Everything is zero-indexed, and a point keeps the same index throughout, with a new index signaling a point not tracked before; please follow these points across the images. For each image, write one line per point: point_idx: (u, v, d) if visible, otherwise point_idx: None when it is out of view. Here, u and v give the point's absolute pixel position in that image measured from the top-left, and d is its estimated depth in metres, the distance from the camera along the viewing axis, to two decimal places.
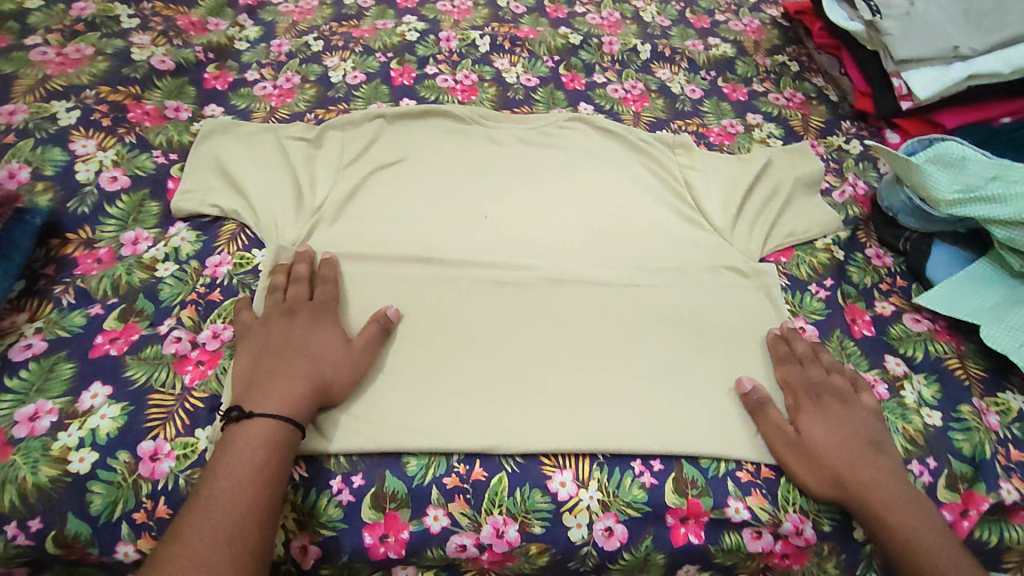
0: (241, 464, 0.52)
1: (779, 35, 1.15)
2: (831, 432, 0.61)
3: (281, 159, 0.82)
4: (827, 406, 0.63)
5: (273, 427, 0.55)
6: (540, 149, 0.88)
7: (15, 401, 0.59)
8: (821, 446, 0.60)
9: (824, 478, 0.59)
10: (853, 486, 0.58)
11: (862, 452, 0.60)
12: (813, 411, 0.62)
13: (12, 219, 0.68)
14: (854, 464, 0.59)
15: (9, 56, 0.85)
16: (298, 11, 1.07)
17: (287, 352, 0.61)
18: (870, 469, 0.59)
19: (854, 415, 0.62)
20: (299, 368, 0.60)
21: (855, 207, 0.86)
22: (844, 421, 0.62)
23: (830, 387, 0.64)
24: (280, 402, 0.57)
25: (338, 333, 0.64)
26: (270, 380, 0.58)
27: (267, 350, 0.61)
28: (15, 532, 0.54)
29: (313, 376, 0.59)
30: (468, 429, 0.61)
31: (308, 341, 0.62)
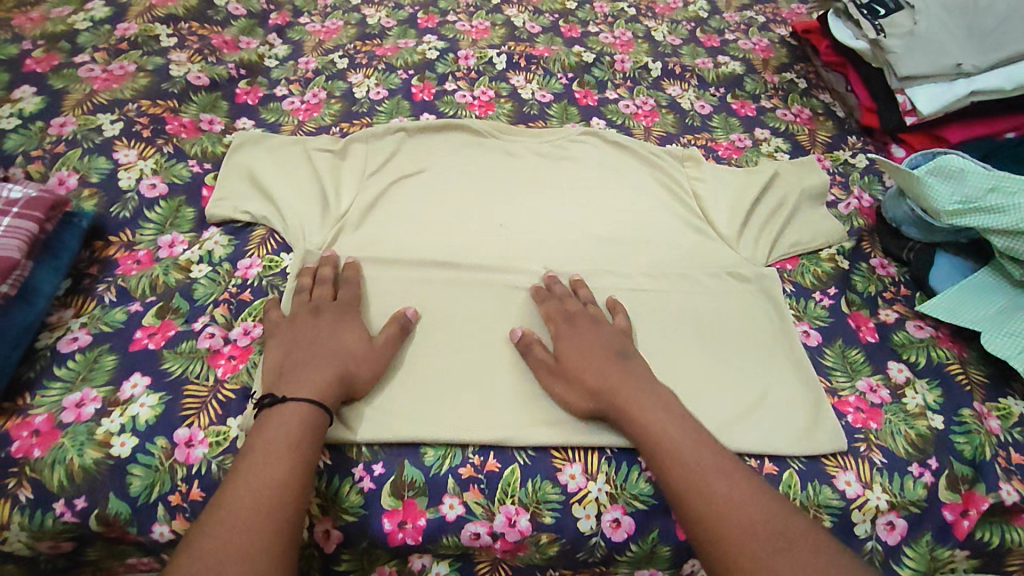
0: (275, 440, 0.56)
1: (788, 53, 1.19)
2: (580, 350, 0.66)
3: (308, 169, 0.86)
4: (571, 334, 0.68)
5: (306, 409, 0.58)
6: (553, 161, 0.92)
7: (63, 388, 0.63)
8: (569, 363, 0.65)
9: (580, 391, 0.64)
10: (598, 395, 0.62)
11: (587, 366, 0.64)
12: (561, 338, 0.68)
13: (61, 221, 0.73)
14: (618, 375, 0.63)
15: (59, 72, 0.92)
16: (325, 30, 1.13)
17: (314, 345, 0.65)
18: (609, 380, 0.63)
19: (579, 337, 0.67)
20: (326, 360, 0.63)
21: (860, 219, 0.89)
22: (585, 344, 0.67)
23: (582, 314, 0.70)
24: (310, 389, 0.60)
25: (361, 330, 0.68)
26: (300, 369, 0.62)
27: (295, 344, 0.65)
28: (63, 509, 0.58)
29: (339, 368, 0.63)
30: (485, 421, 0.64)
31: (333, 336, 0.66)
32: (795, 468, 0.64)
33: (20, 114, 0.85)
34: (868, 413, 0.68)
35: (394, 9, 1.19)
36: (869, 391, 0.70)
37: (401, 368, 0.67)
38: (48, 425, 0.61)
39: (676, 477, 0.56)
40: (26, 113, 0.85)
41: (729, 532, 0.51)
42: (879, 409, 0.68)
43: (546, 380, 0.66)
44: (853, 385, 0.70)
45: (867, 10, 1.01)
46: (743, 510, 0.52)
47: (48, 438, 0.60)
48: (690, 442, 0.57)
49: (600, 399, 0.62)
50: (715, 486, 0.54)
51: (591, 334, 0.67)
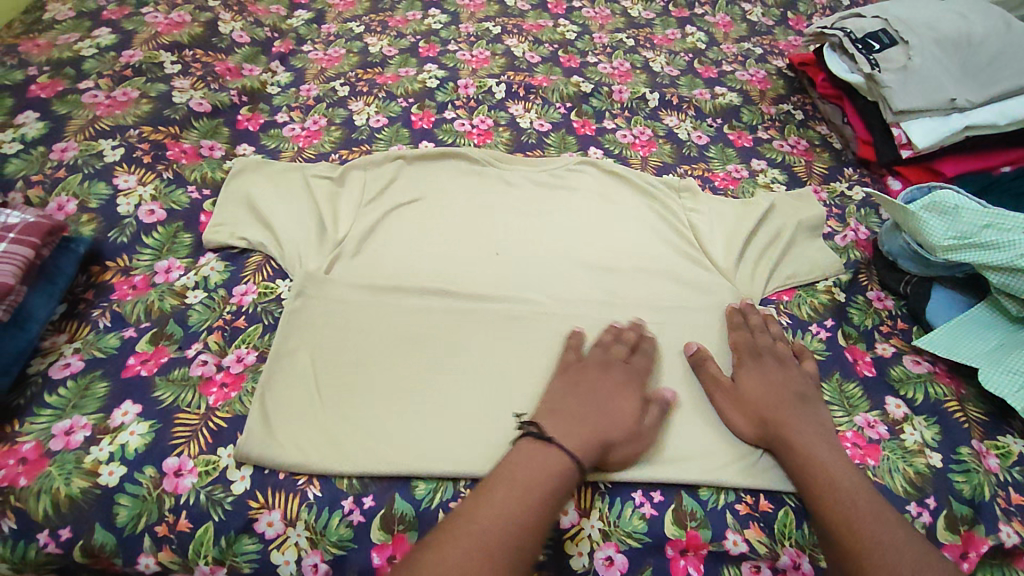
0: (539, 481, 0.56)
1: (785, 85, 1.20)
2: (763, 385, 0.68)
3: (307, 197, 0.87)
4: (756, 370, 0.70)
5: (560, 453, 0.58)
6: (551, 190, 0.92)
7: (53, 415, 0.63)
8: (750, 392, 0.68)
9: (749, 416, 0.67)
10: (770, 422, 0.65)
11: (786, 400, 0.67)
12: (745, 371, 0.70)
13: (59, 246, 0.73)
14: (794, 411, 0.65)
15: (63, 98, 0.93)
16: (327, 58, 1.15)
17: (596, 403, 0.64)
18: (779, 411, 0.65)
19: (787, 373, 0.70)
20: (591, 417, 0.62)
21: (856, 251, 0.89)
22: (780, 379, 0.69)
23: (771, 349, 0.72)
24: (575, 440, 0.60)
25: (637, 398, 0.66)
26: (569, 418, 0.62)
27: (589, 397, 0.64)
28: (46, 540, 0.57)
29: (600, 427, 0.62)
30: (475, 454, 0.64)
31: (610, 397, 0.65)
32: (791, 506, 0.63)
33: (23, 139, 0.86)
34: (866, 450, 0.67)
35: (396, 38, 1.21)
36: (867, 427, 0.69)
37: (395, 397, 0.67)
38: (36, 452, 0.60)
39: (830, 505, 0.58)
40: (29, 138, 0.86)
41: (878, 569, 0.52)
42: (877, 445, 0.67)
43: (722, 403, 0.68)
44: (850, 421, 0.69)
45: (861, 44, 1.02)
46: (905, 556, 0.53)
47: (36, 466, 0.59)
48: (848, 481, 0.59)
49: (767, 427, 0.65)
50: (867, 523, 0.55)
51: (784, 374, 0.69)
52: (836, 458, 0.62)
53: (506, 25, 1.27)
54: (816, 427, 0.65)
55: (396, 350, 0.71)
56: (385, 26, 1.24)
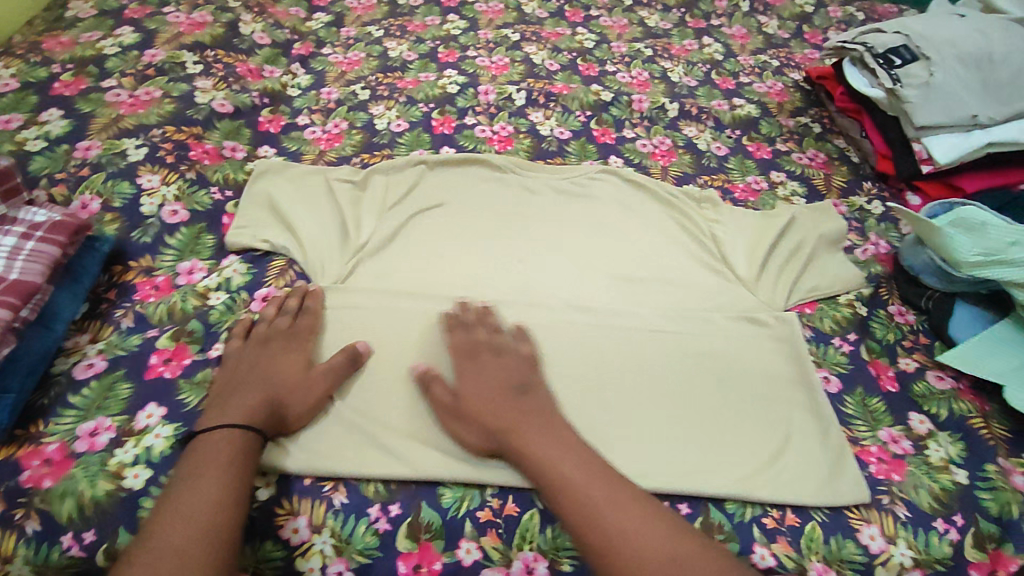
0: (213, 457, 0.56)
1: (802, 98, 1.20)
2: (486, 386, 0.65)
3: (330, 200, 0.87)
4: (474, 370, 0.67)
5: (237, 435, 0.58)
6: (571, 199, 0.92)
7: (77, 416, 0.62)
8: (469, 399, 0.64)
9: (475, 424, 0.62)
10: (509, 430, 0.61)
11: (506, 402, 0.63)
12: (463, 375, 0.66)
13: (83, 246, 0.73)
14: (524, 414, 0.62)
15: (87, 97, 0.93)
16: (347, 62, 1.15)
17: (253, 372, 0.64)
18: (509, 419, 0.61)
19: (498, 366, 0.67)
20: (257, 386, 0.63)
21: (877, 265, 0.89)
22: (473, 377, 0.66)
23: (489, 343, 0.69)
24: (232, 416, 0.60)
25: (302, 361, 0.67)
26: (225, 398, 0.62)
27: (243, 369, 0.65)
28: (70, 543, 0.56)
29: (266, 392, 0.62)
30: (501, 462, 0.63)
31: (284, 366, 0.65)
32: (819, 520, 0.63)
33: (47, 136, 0.86)
34: (891, 465, 0.67)
35: (415, 43, 1.21)
36: (891, 442, 0.69)
37: (415, 404, 0.67)
38: (61, 454, 0.60)
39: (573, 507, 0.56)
40: (53, 135, 0.86)
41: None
42: (902, 460, 0.67)
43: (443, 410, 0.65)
44: (875, 435, 0.69)
45: (883, 59, 1.03)
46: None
47: (60, 468, 0.59)
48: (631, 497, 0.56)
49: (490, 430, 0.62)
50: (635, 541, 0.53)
51: (500, 370, 0.66)
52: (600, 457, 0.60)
53: (525, 32, 1.28)
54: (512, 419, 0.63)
55: (421, 356, 0.71)
56: (404, 30, 1.24)
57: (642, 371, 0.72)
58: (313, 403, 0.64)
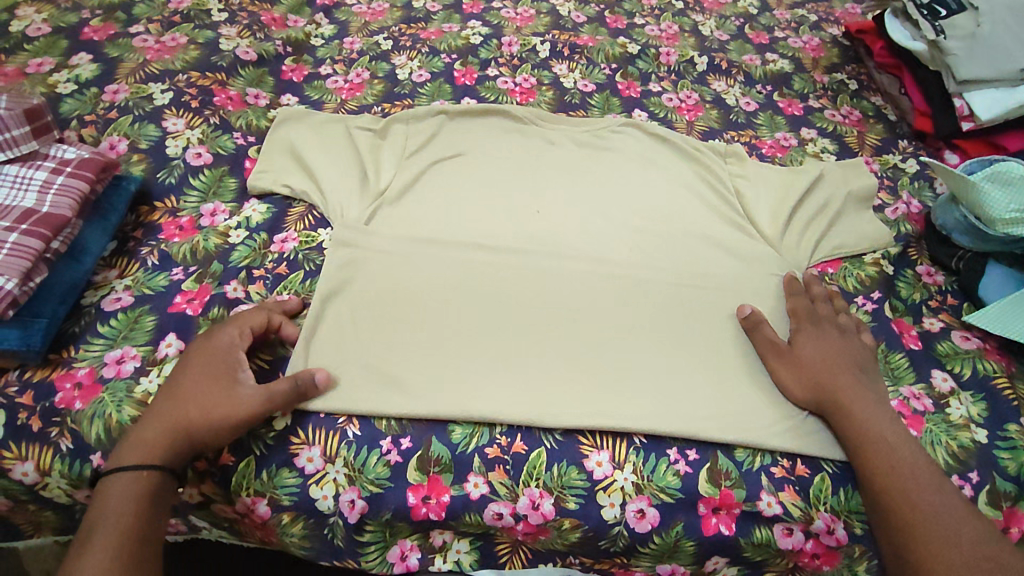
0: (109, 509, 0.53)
1: (839, 54, 1.15)
2: (821, 353, 0.67)
3: (350, 147, 0.87)
4: (813, 337, 0.69)
5: (136, 478, 0.55)
6: (594, 152, 0.91)
7: (106, 345, 0.65)
8: (809, 358, 0.67)
9: (803, 380, 0.65)
10: (829, 388, 0.64)
11: (848, 369, 0.65)
12: (799, 339, 0.69)
13: (110, 184, 0.75)
14: (853, 380, 0.64)
15: (116, 42, 0.94)
16: (371, 12, 1.14)
17: (173, 392, 0.59)
18: (837, 378, 0.64)
19: (847, 342, 0.68)
20: (172, 413, 0.58)
21: (907, 224, 0.86)
22: (839, 347, 0.68)
23: (832, 319, 0.70)
24: (138, 450, 0.56)
25: (230, 378, 0.60)
26: (142, 425, 0.58)
27: (171, 385, 0.60)
28: (100, 462, 0.60)
29: (177, 417, 0.58)
30: (514, 403, 0.64)
31: (203, 382, 0.60)
32: (828, 472, 0.63)
33: (77, 79, 0.88)
34: (910, 420, 0.66)
35: None
36: (912, 398, 0.67)
37: (431, 346, 0.68)
38: (90, 379, 0.62)
39: (887, 477, 0.58)
40: (83, 79, 0.88)
41: (926, 524, 0.55)
42: (921, 416, 0.66)
43: (775, 365, 0.68)
44: (896, 390, 0.68)
45: (927, 10, 0.99)
46: (951, 516, 0.55)
47: (89, 392, 0.62)
48: (907, 448, 0.60)
49: (823, 392, 0.64)
50: (920, 489, 0.57)
51: (841, 343, 0.68)
52: (839, 417, 0.63)
53: None
54: (872, 396, 0.64)
55: (438, 301, 0.71)
56: None
57: (657, 320, 0.72)
58: (235, 426, 0.58)
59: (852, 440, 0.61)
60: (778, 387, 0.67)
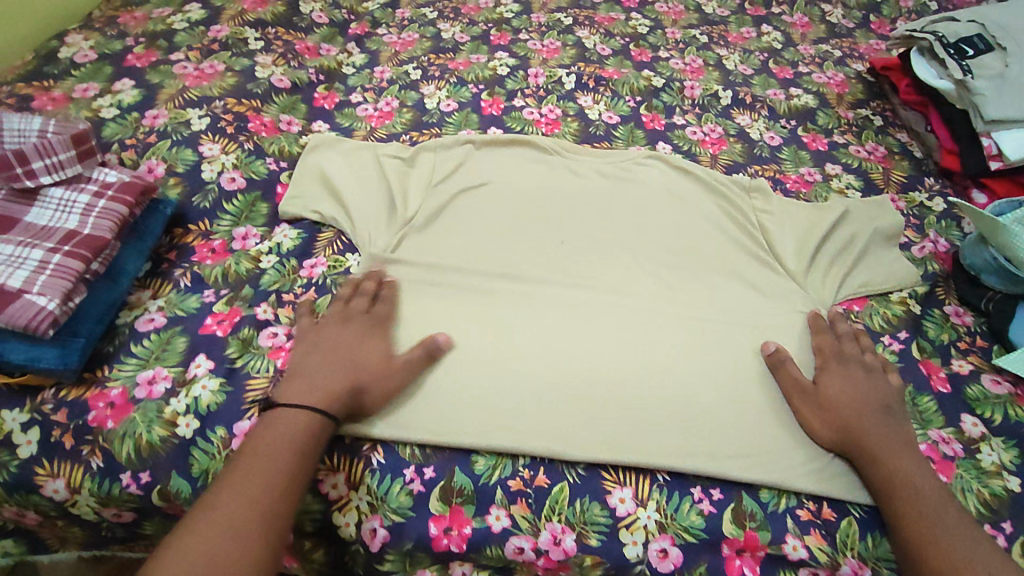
0: (285, 440, 0.57)
1: (864, 89, 1.16)
2: (849, 393, 0.66)
3: (379, 174, 0.89)
4: (840, 376, 0.68)
5: (306, 416, 0.59)
6: (618, 183, 0.92)
7: (138, 365, 0.66)
8: (834, 397, 0.66)
9: (828, 421, 0.65)
10: (853, 429, 0.63)
11: (872, 410, 0.65)
12: (825, 377, 0.68)
13: (148, 206, 0.77)
14: (879, 421, 0.64)
15: (157, 68, 0.97)
16: (401, 42, 1.17)
17: (326, 356, 0.64)
18: (863, 420, 0.64)
19: (875, 382, 0.67)
20: (341, 369, 0.63)
21: (934, 263, 0.85)
22: (864, 387, 0.67)
23: (858, 358, 0.70)
24: (319, 396, 0.60)
25: (384, 345, 0.68)
26: (310, 374, 0.62)
27: (319, 351, 0.65)
28: (128, 481, 0.61)
29: (348, 377, 0.63)
30: (537, 434, 0.64)
31: (361, 349, 0.66)
32: (855, 516, 0.62)
33: (120, 104, 0.91)
34: (939, 465, 0.64)
35: (468, 25, 1.22)
36: (941, 442, 0.66)
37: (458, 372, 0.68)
38: (121, 399, 0.64)
39: (909, 514, 0.57)
40: (125, 104, 0.91)
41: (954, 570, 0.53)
42: (951, 462, 0.65)
43: (801, 408, 0.67)
44: (924, 434, 0.67)
45: (954, 49, 1.00)
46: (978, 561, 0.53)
47: (121, 412, 0.63)
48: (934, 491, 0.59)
49: (847, 433, 0.64)
50: (952, 537, 0.55)
51: (867, 382, 0.67)
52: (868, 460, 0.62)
53: (578, 17, 1.27)
54: (898, 437, 0.63)
55: (468, 330, 0.72)
56: (458, 13, 1.25)
57: (681, 352, 0.72)
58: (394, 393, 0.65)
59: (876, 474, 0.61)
60: (802, 427, 0.67)
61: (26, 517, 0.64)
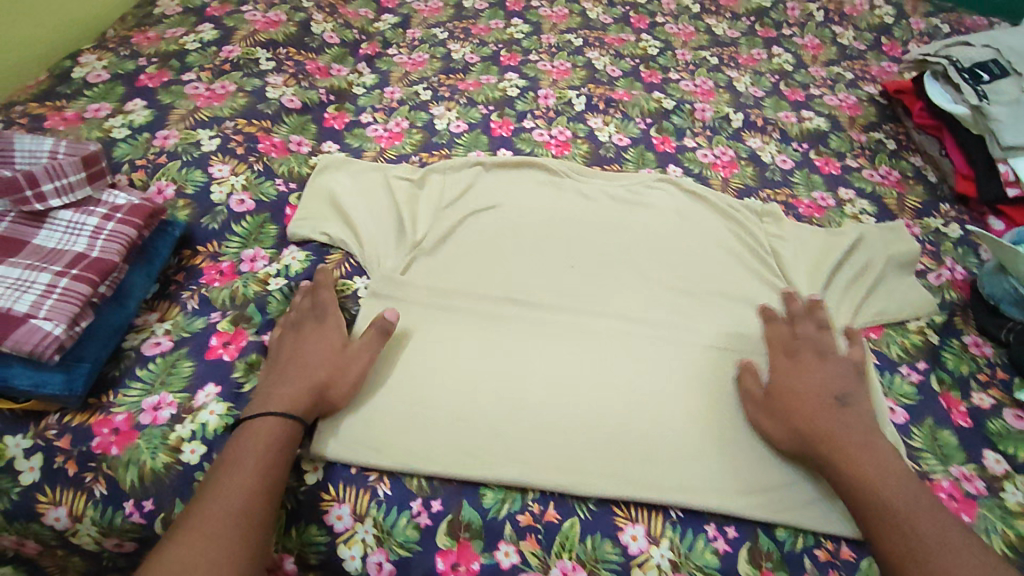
0: (257, 446, 0.58)
1: (876, 112, 1.15)
2: (800, 388, 0.65)
3: (388, 196, 0.88)
4: (793, 371, 0.68)
5: (277, 422, 0.60)
6: (627, 206, 0.91)
7: (143, 390, 0.65)
8: (786, 398, 0.65)
9: (784, 427, 0.64)
10: (807, 431, 0.62)
11: (825, 404, 0.63)
12: (780, 375, 0.68)
13: (156, 228, 0.76)
14: (830, 414, 0.62)
15: (169, 89, 0.98)
16: (412, 62, 1.17)
17: (282, 361, 0.66)
18: (814, 418, 0.62)
19: (825, 370, 0.66)
20: (297, 369, 0.64)
21: (952, 292, 0.84)
22: (814, 377, 0.66)
23: (807, 346, 0.69)
24: (280, 401, 0.61)
25: (336, 336, 0.69)
26: (270, 385, 0.64)
27: (275, 361, 0.66)
28: (131, 509, 0.60)
29: (308, 374, 0.64)
30: (546, 467, 0.63)
31: (314, 346, 0.67)
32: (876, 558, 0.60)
33: (131, 125, 0.91)
34: (962, 504, 0.62)
35: (478, 46, 1.23)
36: (963, 480, 0.64)
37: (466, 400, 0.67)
38: (126, 425, 0.63)
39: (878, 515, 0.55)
40: (137, 124, 0.91)
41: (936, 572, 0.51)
42: (973, 501, 0.63)
43: (760, 416, 0.66)
44: (946, 470, 0.65)
45: (969, 74, 1.01)
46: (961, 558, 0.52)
47: (125, 438, 0.62)
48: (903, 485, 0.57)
49: (802, 435, 0.62)
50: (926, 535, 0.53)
51: (818, 371, 0.66)
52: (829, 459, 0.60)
53: (588, 38, 1.27)
54: (857, 428, 0.61)
55: (476, 356, 0.71)
56: (468, 34, 1.26)
57: (694, 382, 0.71)
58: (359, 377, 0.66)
59: (846, 482, 0.58)
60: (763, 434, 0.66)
61: (26, 545, 0.63)
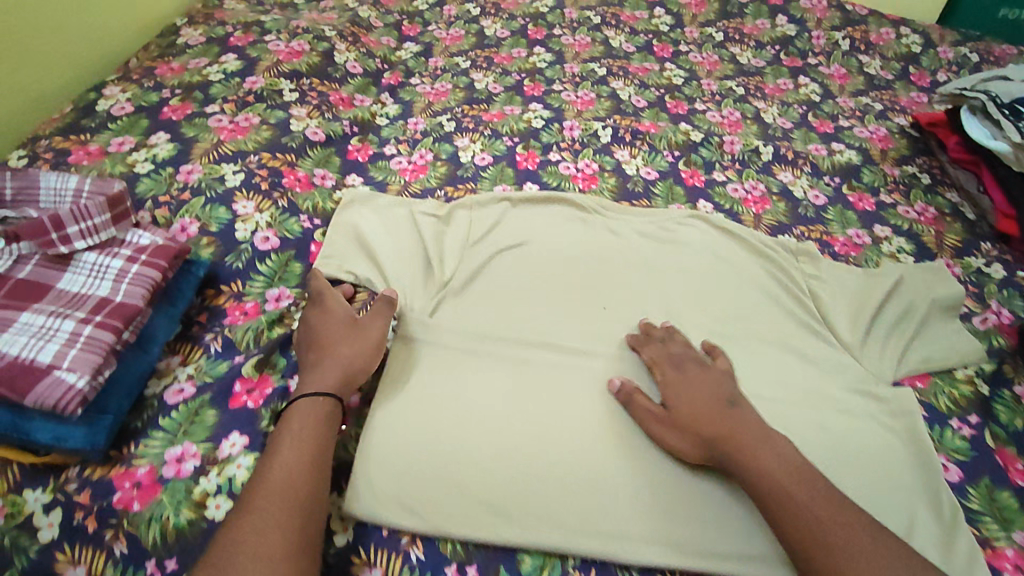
0: (302, 428, 0.60)
1: (908, 145, 1.12)
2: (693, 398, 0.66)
3: (414, 233, 0.86)
4: (686, 381, 0.68)
5: (319, 401, 0.63)
6: (658, 244, 0.88)
7: (166, 440, 0.63)
8: (680, 409, 0.66)
9: (688, 436, 0.64)
10: (711, 439, 0.62)
11: (715, 410, 0.64)
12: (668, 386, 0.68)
13: (180, 268, 0.75)
14: (725, 420, 0.63)
15: (192, 121, 0.97)
16: (435, 92, 1.16)
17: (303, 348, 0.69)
18: (715, 426, 0.63)
19: (708, 379, 0.68)
20: (319, 352, 0.68)
21: (1000, 338, 0.81)
22: (704, 386, 0.67)
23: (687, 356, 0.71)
24: (315, 382, 0.65)
25: (345, 314, 0.72)
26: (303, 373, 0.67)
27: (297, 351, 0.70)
28: (153, 570, 0.56)
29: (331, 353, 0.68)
30: (585, 530, 0.61)
31: (326, 330, 0.70)
32: None
33: (154, 159, 0.90)
34: None
35: (501, 75, 1.21)
36: None
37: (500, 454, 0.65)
38: (149, 478, 0.61)
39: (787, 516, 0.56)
40: (160, 158, 0.90)
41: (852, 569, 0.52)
42: None
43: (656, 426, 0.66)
44: (1008, 536, 0.62)
45: (1008, 109, 0.97)
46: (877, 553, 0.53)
47: (149, 492, 0.60)
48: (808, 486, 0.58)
49: (708, 443, 0.63)
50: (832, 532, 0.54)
51: (704, 380, 0.68)
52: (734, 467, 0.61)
53: (612, 67, 1.26)
54: (757, 435, 0.62)
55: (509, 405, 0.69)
56: (490, 62, 1.25)
57: None
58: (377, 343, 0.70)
59: (744, 481, 0.60)
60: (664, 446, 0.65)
61: None
